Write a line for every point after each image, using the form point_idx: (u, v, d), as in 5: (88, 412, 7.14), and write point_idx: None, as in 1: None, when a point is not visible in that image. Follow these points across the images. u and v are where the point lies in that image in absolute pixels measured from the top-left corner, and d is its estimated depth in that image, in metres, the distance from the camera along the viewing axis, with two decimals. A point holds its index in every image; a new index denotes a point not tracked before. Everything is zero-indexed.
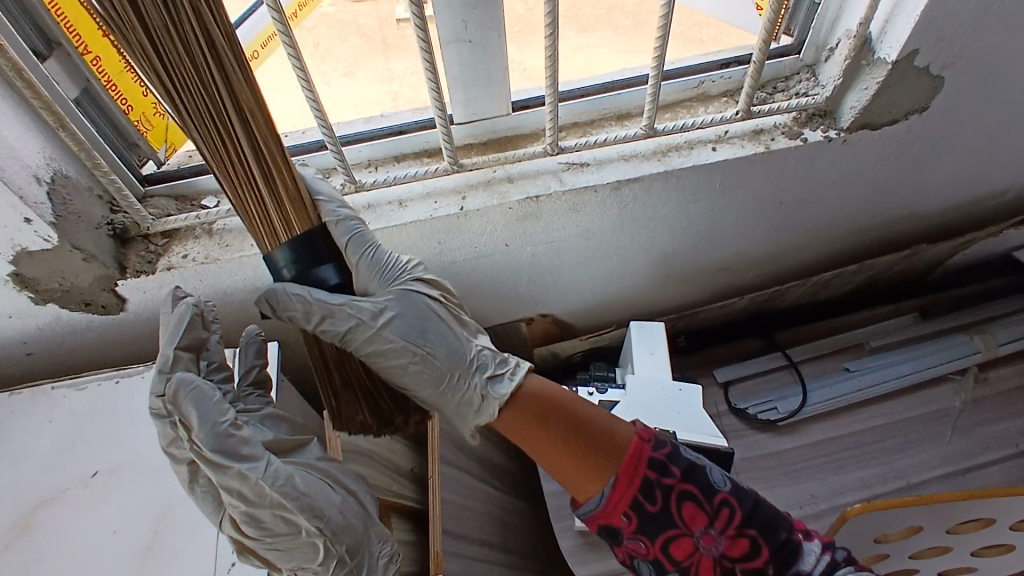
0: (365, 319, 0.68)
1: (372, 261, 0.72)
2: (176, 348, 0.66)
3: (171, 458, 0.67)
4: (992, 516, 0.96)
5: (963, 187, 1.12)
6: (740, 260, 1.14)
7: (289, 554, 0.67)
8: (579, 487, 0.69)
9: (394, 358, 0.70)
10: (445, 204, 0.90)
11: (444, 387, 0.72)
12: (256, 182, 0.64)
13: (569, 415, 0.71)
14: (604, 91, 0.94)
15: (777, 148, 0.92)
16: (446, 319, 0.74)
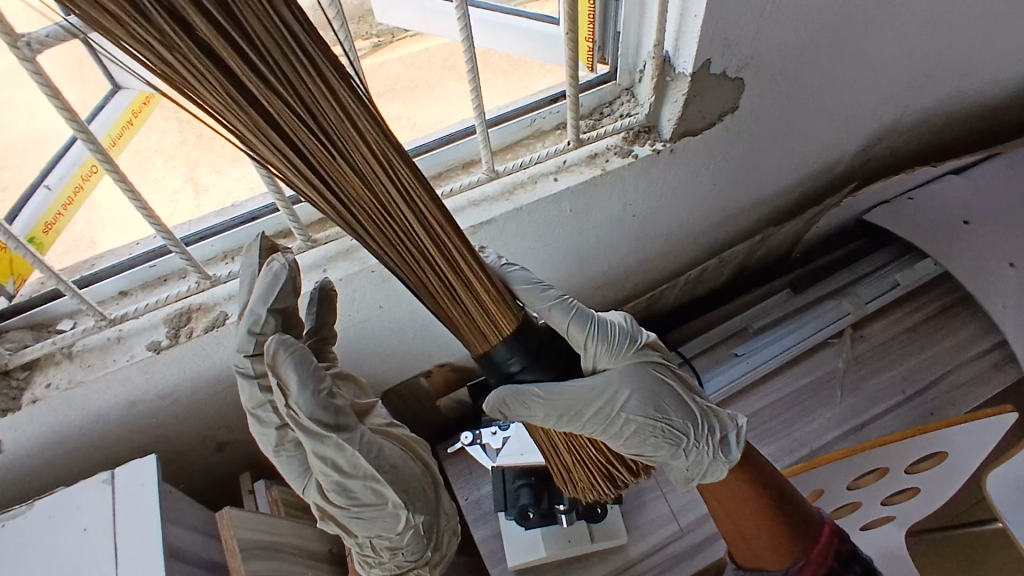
0: (609, 405, 0.73)
1: (600, 343, 0.75)
2: (269, 311, 0.68)
3: (256, 419, 0.71)
4: (884, 465, 1.02)
5: (794, 169, 1.22)
6: (614, 274, 1.20)
7: (371, 523, 0.75)
8: (765, 559, 0.82)
9: (637, 439, 0.74)
10: (307, 280, 0.90)
11: (681, 453, 0.76)
12: (454, 288, 0.66)
13: (776, 499, 0.80)
14: (444, 144, 0.98)
15: (612, 169, 0.98)
16: (678, 389, 0.78)
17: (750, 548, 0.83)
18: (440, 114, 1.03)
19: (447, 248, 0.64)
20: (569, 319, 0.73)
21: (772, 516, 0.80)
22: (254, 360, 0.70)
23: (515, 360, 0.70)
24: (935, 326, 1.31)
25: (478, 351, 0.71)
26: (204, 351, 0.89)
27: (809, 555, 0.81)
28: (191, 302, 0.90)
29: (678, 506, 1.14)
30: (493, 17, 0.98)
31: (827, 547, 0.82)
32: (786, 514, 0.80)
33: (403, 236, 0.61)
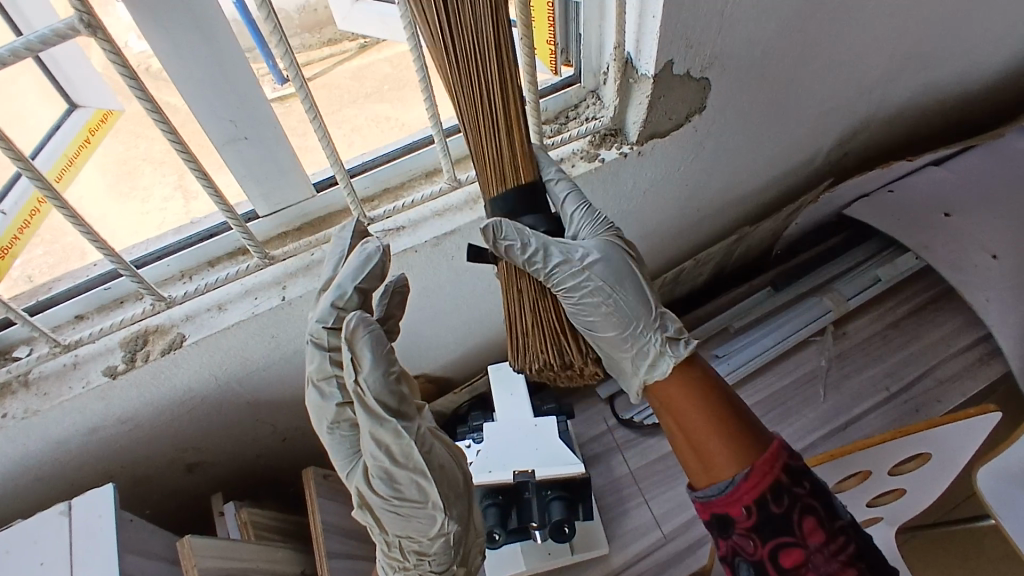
0: (579, 262, 0.75)
1: (589, 221, 0.82)
2: (355, 286, 0.72)
3: (319, 391, 0.73)
4: (867, 468, 1.00)
5: (767, 167, 1.20)
6: None
7: (406, 519, 0.75)
8: (713, 465, 0.73)
9: (590, 302, 0.76)
10: (266, 298, 0.88)
11: (627, 337, 0.78)
12: (496, 125, 0.69)
13: (723, 401, 0.76)
14: (407, 153, 0.96)
15: (578, 174, 0.96)
16: (647, 287, 0.81)
17: (701, 460, 0.74)
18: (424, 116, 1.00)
19: (506, 90, 0.69)
20: (569, 192, 0.82)
21: (716, 410, 0.75)
22: (331, 333, 0.72)
23: (513, 202, 0.73)
24: (919, 321, 1.29)
25: (490, 192, 0.74)
26: (163, 374, 0.87)
27: (758, 461, 0.71)
28: (147, 324, 0.87)
29: (661, 512, 1.11)
30: None
31: (779, 458, 0.71)
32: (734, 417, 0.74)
33: (476, 58, 0.65)
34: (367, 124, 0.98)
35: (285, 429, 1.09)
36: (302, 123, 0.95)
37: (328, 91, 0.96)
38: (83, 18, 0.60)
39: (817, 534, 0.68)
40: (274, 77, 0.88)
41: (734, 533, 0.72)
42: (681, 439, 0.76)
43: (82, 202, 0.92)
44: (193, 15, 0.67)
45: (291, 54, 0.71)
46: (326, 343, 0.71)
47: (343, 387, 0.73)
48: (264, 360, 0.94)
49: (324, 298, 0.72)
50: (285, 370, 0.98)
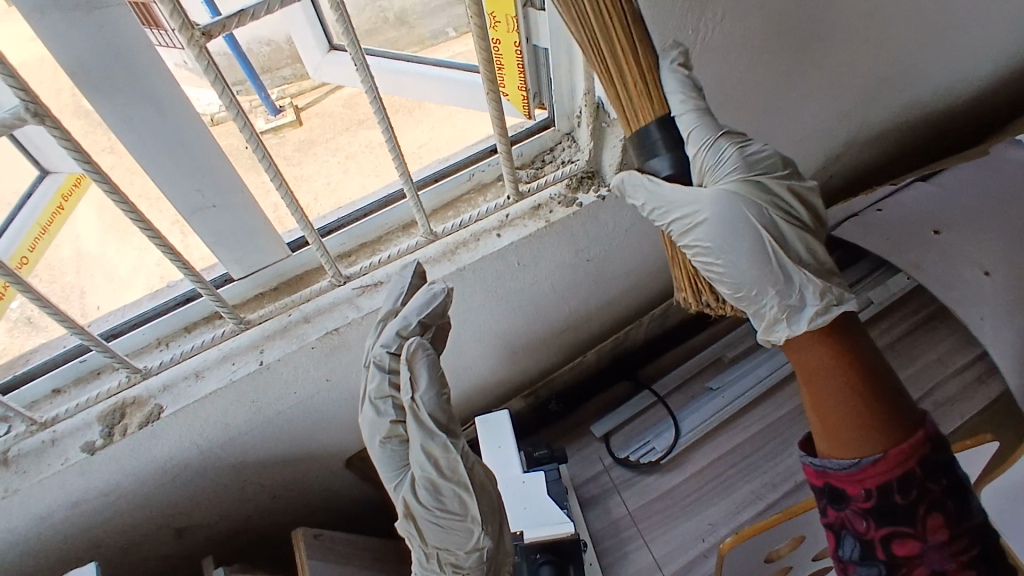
0: (691, 220, 0.73)
1: (713, 154, 0.74)
2: (420, 319, 0.76)
3: (375, 409, 0.76)
4: None
5: None
6: (576, 317, 1.17)
7: (445, 532, 0.75)
8: (846, 447, 0.67)
9: (706, 257, 0.74)
10: (244, 363, 0.86)
11: (742, 296, 0.73)
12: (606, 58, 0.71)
13: (867, 372, 0.68)
14: (385, 206, 0.96)
15: (556, 220, 0.95)
16: (773, 246, 0.71)
17: (831, 434, 0.68)
18: (422, 140, 1.02)
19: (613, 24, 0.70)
20: (697, 125, 0.74)
21: (856, 385, 0.67)
22: (394, 358, 0.76)
23: (657, 140, 0.74)
24: (913, 343, 1.28)
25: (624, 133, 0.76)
26: (142, 446, 0.86)
27: (893, 448, 0.64)
28: (124, 397, 0.86)
29: (662, 554, 1.07)
30: (423, 69, 0.95)
31: (914, 450, 0.64)
32: (877, 391, 0.67)
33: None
34: (362, 151, 0.99)
35: (275, 487, 1.07)
36: (298, 153, 0.96)
37: (322, 119, 0.96)
38: (29, 108, 0.59)
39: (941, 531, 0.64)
40: (268, 109, 0.93)
41: (846, 509, 0.68)
42: (814, 405, 0.70)
43: (80, 242, 0.90)
44: (149, 92, 0.67)
45: (252, 130, 0.70)
46: (387, 365, 0.76)
47: (399, 406, 0.76)
48: (246, 424, 0.92)
49: (390, 327, 0.77)
50: (270, 430, 0.96)
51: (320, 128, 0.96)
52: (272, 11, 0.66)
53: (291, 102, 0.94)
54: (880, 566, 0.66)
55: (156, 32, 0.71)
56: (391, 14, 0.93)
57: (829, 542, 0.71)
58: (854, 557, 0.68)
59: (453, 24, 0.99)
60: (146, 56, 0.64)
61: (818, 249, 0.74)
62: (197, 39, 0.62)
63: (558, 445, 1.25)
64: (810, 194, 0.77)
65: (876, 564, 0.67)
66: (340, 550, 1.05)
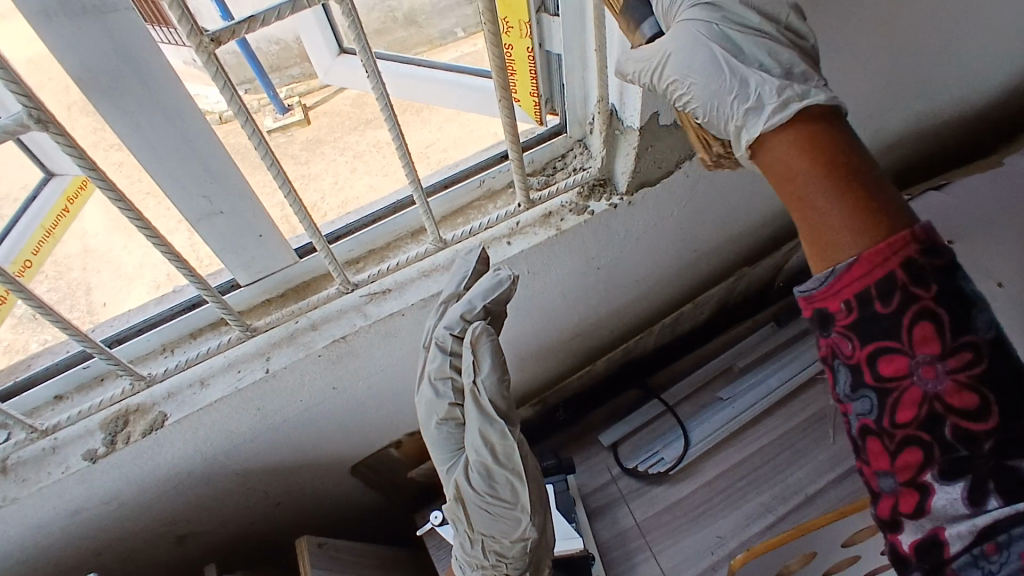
0: (658, 62, 0.67)
1: None
2: (484, 304, 0.71)
3: (434, 389, 0.71)
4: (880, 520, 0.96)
5: (765, 203, 1.17)
6: (584, 325, 1.16)
7: (492, 519, 0.72)
8: (838, 253, 0.59)
9: (683, 95, 0.67)
10: (250, 370, 0.85)
11: (716, 121, 0.66)
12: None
13: (843, 159, 0.59)
14: (394, 213, 0.95)
15: (567, 227, 0.94)
16: (727, 57, 0.64)
17: (820, 244, 0.60)
18: (428, 139, 1.02)
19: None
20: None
21: (834, 179, 0.58)
22: (456, 341, 0.71)
23: (637, 8, 0.72)
24: None
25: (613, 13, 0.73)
26: (145, 454, 0.85)
27: (868, 250, 0.57)
28: (127, 404, 0.85)
29: (670, 566, 1.05)
30: (435, 75, 0.94)
31: (896, 248, 0.56)
32: (856, 177, 0.58)
33: None
34: (368, 151, 0.97)
35: (279, 494, 1.05)
36: (306, 151, 0.95)
37: (329, 119, 0.96)
38: (32, 114, 0.58)
39: (932, 345, 0.57)
40: (276, 107, 0.93)
41: (833, 332, 0.63)
42: (796, 215, 0.61)
43: (86, 238, 0.90)
44: (156, 98, 0.66)
45: (261, 136, 0.69)
46: (449, 347, 0.71)
47: (458, 390, 0.72)
48: (251, 432, 0.91)
49: (453, 308, 0.72)
50: (275, 438, 0.95)
51: (328, 126, 0.95)
52: (282, 16, 0.65)
53: (299, 101, 0.94)
54: (872, 394, 0.61)
55: (163, 30, 0.70)
56: (400, 14, 0.91)
57: (834, 382, 0.66)
58: (851, 392, 0.63)
59: (462, 25, 0.96)
60: (154, 61, 0.63)
61: (787, 56, 0.65)
62: (208, 46, 0.61)
63: (565, 454, 1.23)
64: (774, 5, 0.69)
65: (869, 394, 0.61)
66: (344, 559, 1.03)
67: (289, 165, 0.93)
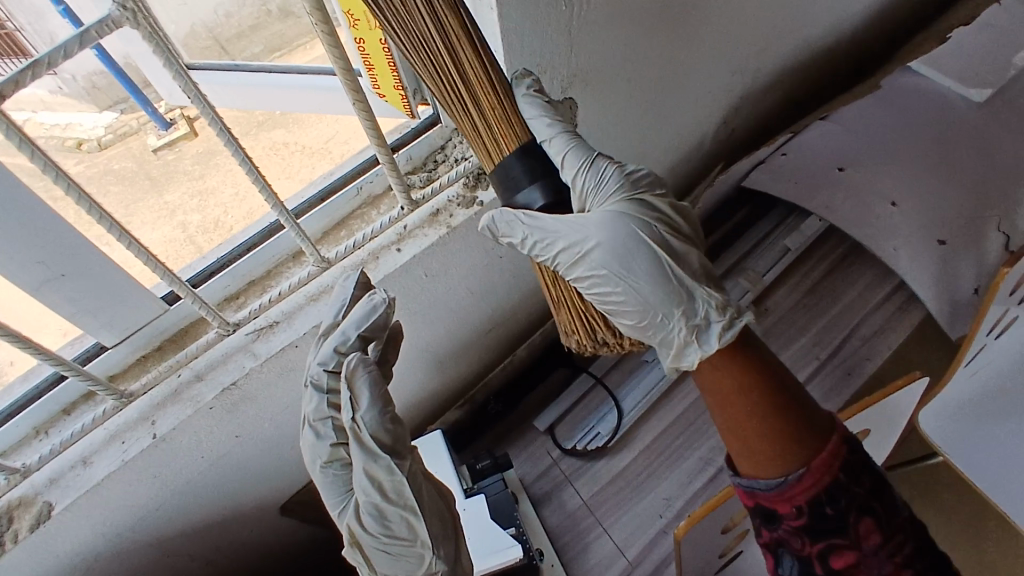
0: (579, 249, 0.71)
1: (593, 177, 0.75)
2: (357, 332, 0.75)
3: (314, 431, 0.75)
4: (861, 428, 0.93)
5: (655, 159, 1.17)
6: (500, 315, 1.12)
7: (394, 558, 0.74)
8: (773, 462, 0.68)
9: (602, 287, 0.72)
10: (135, 439, 0.77)
11: (647, 324, 0.72)
12: (461, 92, 0.71)
13: (775, 384, 0.70)
14: (269, 236, 0.88)
15: (458, 224, 0.89)
16: (665, 262, 0.71)
17: (756, 458, 0.69)
18: (328, 133, 0.95)
19: (464, 60, 0.69)
20: (568, 147, 0.75)
21: (769, 403, 0.69)
22: (331, 376, 0.76)
23: (518, 171, 0.72)
24: (835, 282, 1.28)
25: (489, 169, 0.75)
26: (36, 551, 0.75)
27: (813, 462, 0.67)
28: (7, 498, 0.74)
29: (623, 538, 1.05)
30: (286, 79, 0.85)
31: (835, 459, 0.67)
32: (785, 400, 0.70)
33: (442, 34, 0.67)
34: (265, 153, 0.93)
35: (206, 553, 0.97)
36: (199, 165, 0.89)
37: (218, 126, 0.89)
38: None
39: (875, 536, 0.66)
40: (158, 124, 0.85)
41: (780, 528, 0.69)
42: (734, 433, 0.71)
43: None
44: None
45: (66, 178, 0.61)
46: (325, 384, 0.75)
47: (338, 428, 0.75)
48: (157, 499, 0.83)
49: (327, 343, 0.76)
50: (187, 498, 0.87)
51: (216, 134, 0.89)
52: (71, 55, 0.57)
53: (182, 113, 0.87)
54: None
55: None
56: (273, 7, 0.88)
57: (770, 561, 0.73)
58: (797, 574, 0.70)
59: None
60: None
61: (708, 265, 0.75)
62: None
63: (500, 449, 1.19)
64: (686, 210, 0.78)
65: None
66: None
67: (181, 183, 0.88)
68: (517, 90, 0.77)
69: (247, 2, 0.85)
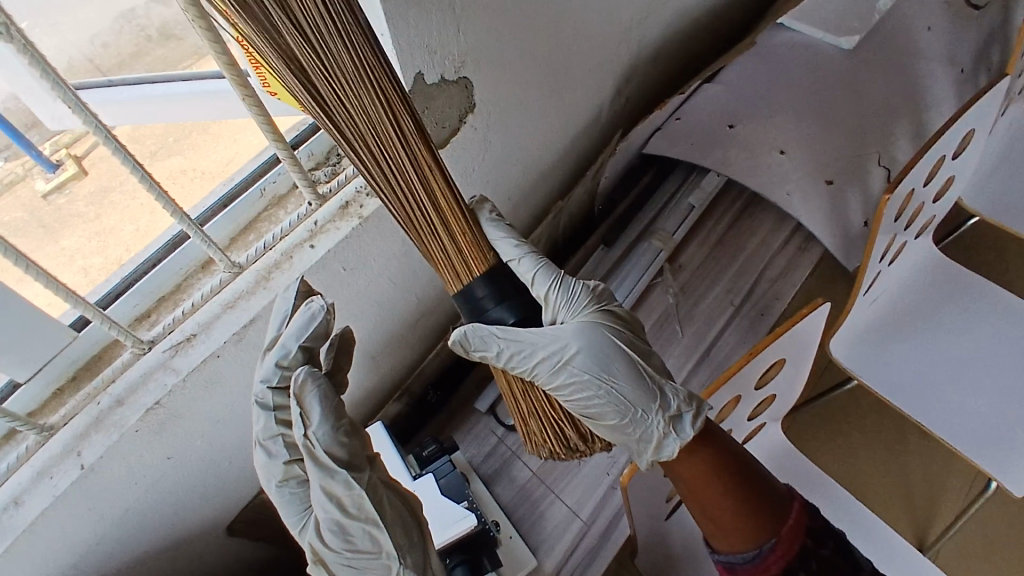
0: (560, 356, 0.79)
1: (563, 295, 0.85)
2: (298, 343, 0.75)
3: (266, 451, 0.76)
4: (779, 356, 1.00)
5: (557, 134, 1.21)
6: (427, 303, 1.13)
7: (361, 572, 0.75)
8: (747, 538, 0.80)
9: (584, 394, 0.79)
10: (63, 473, 0.74)
11: (627, 422, 0.79)
12: (435, 222, 0.75)
13: (735, 469, 0.80)
14: (174, 248, 0.86)
15: (370, 213, 0.89)
16: (637, 366, 0.81)
17: (732, 535, 0.80)
18: (226, 157, 0.91)
19: (437, 190, 0.75)
20: (538, 268, 0.85)
21: (737, 489, 0.79)
22: (275, 393, 0.76)
23: (481, 295, 0.79)
24: (740, 232, 1.36)
25: (453, 293, 0.80)
26: None
27: (782, 535, 0.80)
28: None
29: (574, 501, 1.09)
30: (172, 88, 0.83)
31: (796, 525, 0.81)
32: (747, 481, 0.80)
33: (416, 165, 0.72)
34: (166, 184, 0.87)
35: None
36: (93, 206, 0.82)
37: (109, 162, 0.82)
38: None
39: None
40: (44, 167, 0.77)
41: None
42: (709, 516, 0.81)
43: None
44: None
45: None
46: (270, 402, 0.76)
47: (290, 446, 0.76)
48: (93, 534, 0.80)
49: (268, 358, 0.76)
50: (125, 529, 0.84)
51: (108, 171, 0.82)
52: None
53: (68, 153, 0.79)
54: None
55: None
56: (153, 30, 0.83)
57: None
58: None
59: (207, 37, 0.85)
60: None
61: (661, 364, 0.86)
62: None
63: (444, 435, 1.19)
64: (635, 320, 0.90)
65: None
66: None
67: (77, 228, 0.81)
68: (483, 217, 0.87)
69: (124, 29, 0.80)
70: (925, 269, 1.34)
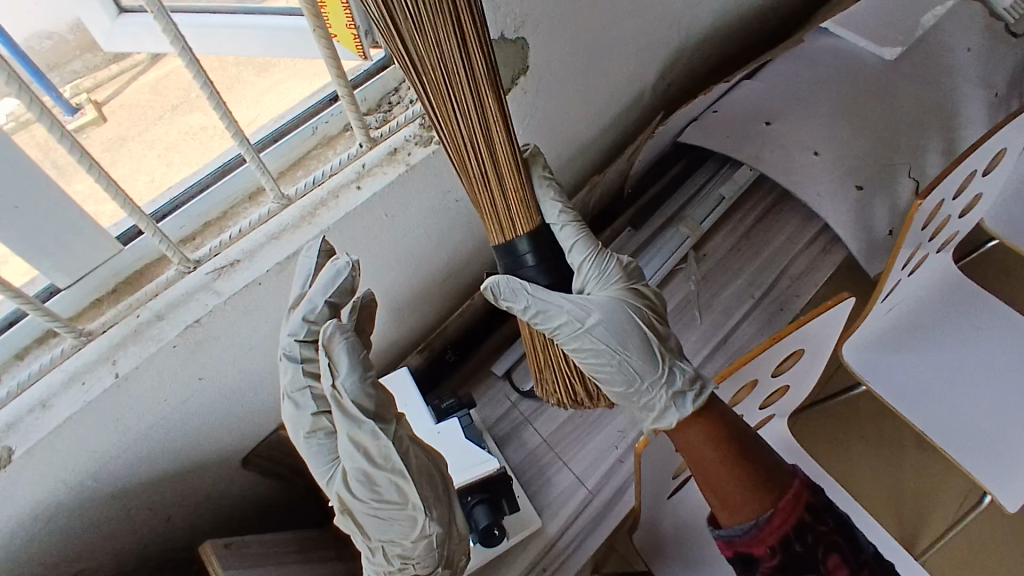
0: (580, 322, 0.81)
1: (596, 267, 0.87)
2: (323, 300, 0.77)
3: (294, 402, 0.77)
4: (798, 347, 0.99)
5: (598, 109, 1.22)
6: (455, 262, 1.15)
7: (387, 523, 0.76)
8: (744, 507, 0.79)
9: (594, 359, 0.82)
10: (96, 381, 0.76)
11: (632, 391, 0.82)
12: (490, 177, 0.75)
13: (735, 437, 0.81)
14: (226, 175, 0.87)
15: (417, 161, 0.91)
16: (653, 342, 0.83)
17: (729, 505, 0.80)
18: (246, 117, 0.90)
19: (496, 133, 0.73)
20: (578, 238, 0.86)
21: (733, 455, 0.80)
22: (303, 346, 0.77)
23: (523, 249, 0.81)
24: (765, 228, 1.37)
25: (496, 245, 0.82)
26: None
27: (779, 504, 0.78)
28: None
29: (582, 470, 1.10)
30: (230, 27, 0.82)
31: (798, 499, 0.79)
32: (747, 451, 0.81)
33: (483, 117, 0.70)
34: (182, 139, 0.87)
35: (167, 506, 0.95)
36: (107, 153, 0.83)
37: (128, 112, 0.84)
38: None
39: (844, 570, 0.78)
40: (63, 108, 0.79)
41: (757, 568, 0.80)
42: (706, 484, 0.81)
43: None
44: None
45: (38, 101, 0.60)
46: (298, 354, 0.77)
47: (317, 398, 0.78)
48: (118, 444, 0.82)
49: (296, 314, 0.78)
50: (148, 445, 0.86)
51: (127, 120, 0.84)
52: None
53: (88, 98, 0.81)
54: None
55: None
56: None
57: None
58: None
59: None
60: None
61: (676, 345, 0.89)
62: None
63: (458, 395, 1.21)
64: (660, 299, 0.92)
65: None
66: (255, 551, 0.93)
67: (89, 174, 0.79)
68: (535, 174, 0.87)
69: None
70: (945, 282, 1.35)
